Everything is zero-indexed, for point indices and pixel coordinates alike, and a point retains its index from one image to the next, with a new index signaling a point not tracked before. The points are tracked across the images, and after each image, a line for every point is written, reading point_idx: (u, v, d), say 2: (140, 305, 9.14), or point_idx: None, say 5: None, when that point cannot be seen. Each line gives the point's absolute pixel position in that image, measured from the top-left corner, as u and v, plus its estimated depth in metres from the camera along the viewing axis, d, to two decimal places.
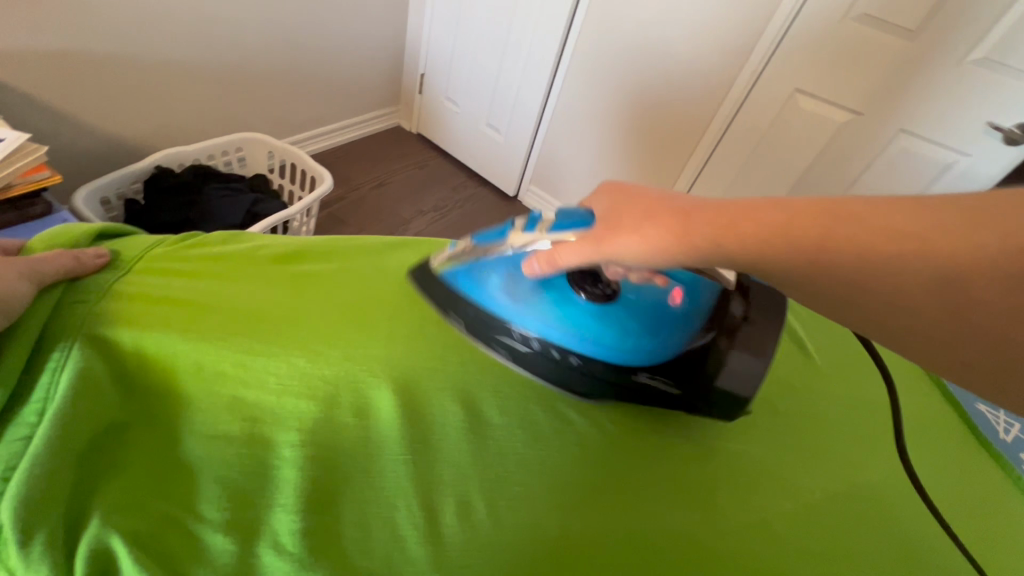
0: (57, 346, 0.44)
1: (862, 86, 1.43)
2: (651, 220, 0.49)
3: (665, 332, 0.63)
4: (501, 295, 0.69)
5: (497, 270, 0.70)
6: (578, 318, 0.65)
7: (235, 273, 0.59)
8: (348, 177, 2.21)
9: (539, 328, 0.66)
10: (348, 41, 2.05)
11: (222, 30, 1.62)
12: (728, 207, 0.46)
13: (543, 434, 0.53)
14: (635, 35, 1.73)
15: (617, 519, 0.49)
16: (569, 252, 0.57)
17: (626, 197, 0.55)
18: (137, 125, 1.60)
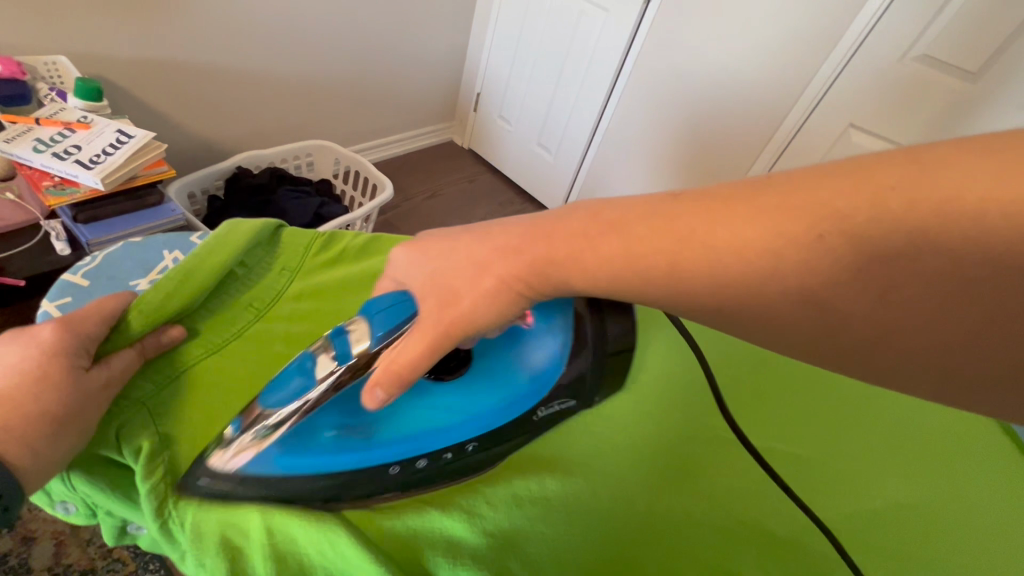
0: (210, 336, 0.58)
1: (917, 125, 1.46)
2: (485, 272, 0.46)
3: (532, 347, 0.60)
4: (344, 441, 0.53)
5: (325, 421, 0.54)
6: (451, 399, 0.59)
7: (352, 290, 0.69)
8: (403, 186, 2.33)
9: (409, 452, 0.54)
10: (411, 59, 2.18)
11: (303, 46, 1.76)
12: (601, 235, 0.42)
13: (621, 428, 0.60)
14: (691, 64, 1.80)
15: (691, 501, 0.55)
16: (414, 360, 0.47)
17: (441, 260, 0.49)
18: (223, 127, 1.74)
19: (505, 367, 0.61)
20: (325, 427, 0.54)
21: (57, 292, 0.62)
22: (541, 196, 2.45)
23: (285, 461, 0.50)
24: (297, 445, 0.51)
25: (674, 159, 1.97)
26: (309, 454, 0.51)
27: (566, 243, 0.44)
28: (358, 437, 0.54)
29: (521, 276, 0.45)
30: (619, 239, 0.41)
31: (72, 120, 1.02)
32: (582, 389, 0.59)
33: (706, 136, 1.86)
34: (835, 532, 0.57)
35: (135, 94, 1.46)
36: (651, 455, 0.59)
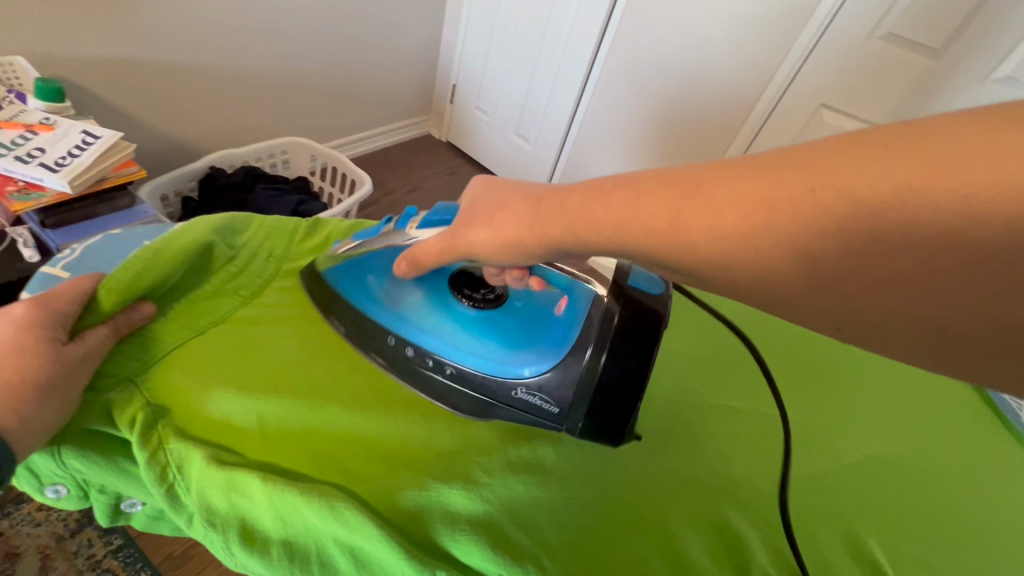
0: (191, 319, 0.58)
1: (887, 103, 1.50)
2: (503, 210, 0.46)
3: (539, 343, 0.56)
4: (381, 303, 0.64)
5: (376, 274, 0.65)
6: (461, 325, 0.60)
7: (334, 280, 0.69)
8: (382, 182, 2.31)
9: (417, 334, 0.61)
10: (384, 53, 2.15)
11: (273, 41, 1.73)
12: (593, 201, 0.40)
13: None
14: (663, 50, 1.81)
15: (682, 466, 0.57)
16: (431, 248, 0.55)
17: (484, 192, 0.52)
18: (194, 126, 1.69)
19: (509, 341, 0.57)
20: (371, 271, 0.65)
21: (36, 286, 0.60)
22: None
23: (341, 280, 0.65)
24: (355, 276, 0.65)
25: (651, 146, 1.99)
26: (352, 286, 0.64)
27: (574, 203, 0.41)
28: (390, 293, 0.64)
29: (529, 221, 0.44)
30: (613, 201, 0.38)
31: (33, 122, 0.99)
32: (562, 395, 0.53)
33: (682, 124, 1.88)
34: (818, 485, 0.60)
35: (100, 95, 1.42)
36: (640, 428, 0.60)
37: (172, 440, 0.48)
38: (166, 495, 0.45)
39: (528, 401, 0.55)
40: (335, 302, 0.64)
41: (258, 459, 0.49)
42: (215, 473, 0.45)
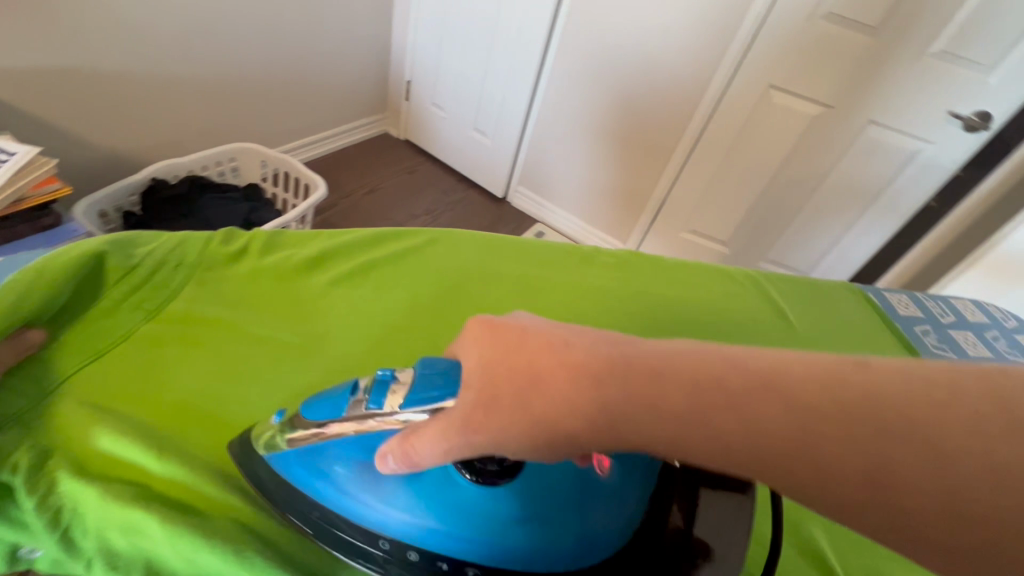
0: (90, 345, 0.52)
1: (831, 81, 1.55)
2: (535, 392, 0.35)
3: (591, 521, 0.42)
4: (354, 494, 0.43)
5: (340, 461, 0.43)
6: (475, 520, 0.42)
7: (259, 286, 0.62)
8: (340, 184, 2.25)
9: (416, 535, 0.43)
10: (332, 51, 2.10)
11: (212, 44, 1.67)
12: (656, 396, 0.32)
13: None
14: (614, 37, 1.82)
15: None
16: (433, 451, 0.37)
17: (507, 361, 0.36)
18: (132, 136, 1.61)
19: (544, 533, 0.42)
20: (337, 457, 0.44)
21: None
22: (483, 181, 2.44)
23: (296, 474, 0.45)
24: (309, 462, 0.44)
25: (610, 133, 2.00)
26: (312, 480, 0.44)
27: (642, 415, 0.32)
28: (365, 490, 0.43)
29: (577, 415, 0.33)
30: (675, 411, 0.31)
31: None
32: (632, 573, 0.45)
33: (636, 109, 1.90)
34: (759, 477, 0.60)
35: (25, 108, 1.33)
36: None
37: (64, 479, 0.42)
38: (60, 542, 0.40)
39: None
40: (286, 489, 0.46)
41: (170, 493, 0.44)
42: (112, 514, 0.41)
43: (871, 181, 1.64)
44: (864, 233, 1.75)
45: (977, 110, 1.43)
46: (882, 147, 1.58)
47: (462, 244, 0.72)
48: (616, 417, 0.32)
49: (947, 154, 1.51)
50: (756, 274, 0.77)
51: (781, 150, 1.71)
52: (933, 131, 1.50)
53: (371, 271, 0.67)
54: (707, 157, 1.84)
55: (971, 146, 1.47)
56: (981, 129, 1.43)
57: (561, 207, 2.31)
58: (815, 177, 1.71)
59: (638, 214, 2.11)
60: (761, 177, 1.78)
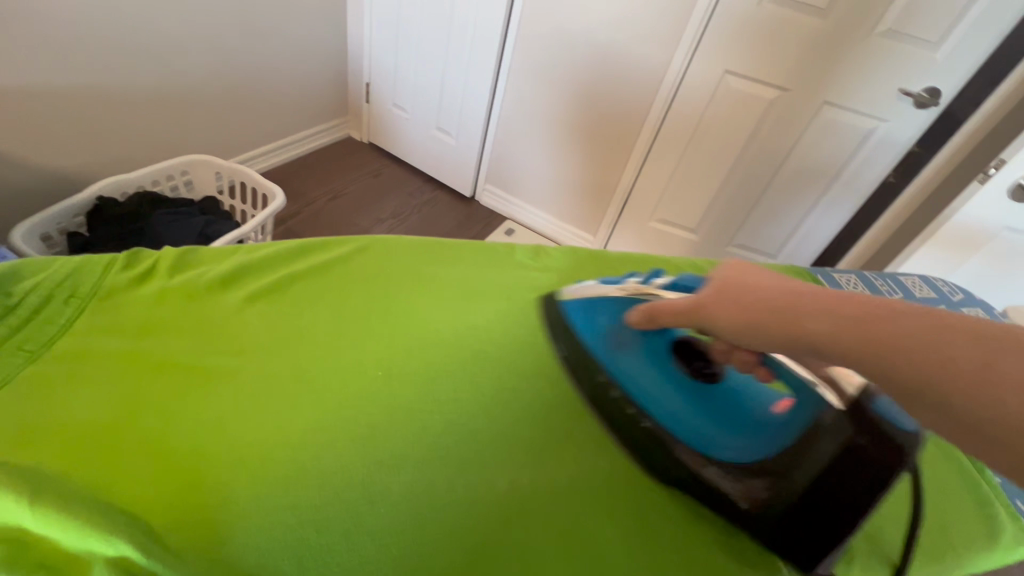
0: None
1: (784, 65, 1.56)
2: (746, 291, 0.43)
3: (751, 433, 0.49)
4: (609, 341, 0.58)
5: (611, 314, 0.60)
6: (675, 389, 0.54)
7: (170, 311, 0.54)
8: (303, 191, 2.20)
9: (630, 381, 0.55)
10: (285, 55, 2.04)
11: (155, 54, 1.61)
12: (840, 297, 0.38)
13: (495, 387, 0.55)
14: (569, 30, 1.81)
15: (573, 463, 0.51)
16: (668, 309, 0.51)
17: (748, 271, 0.46)
18: (77, 153, 1.55)
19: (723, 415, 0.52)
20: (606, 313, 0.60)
21: None
22: (450, 181, 2.41)
23: (576, 317, 0.61)
24: (588, 311, 0.61)
25: (573, 125, 1.99)
26: (586, 322, 0.60)
27: (817, 311, 0.38)
28: (617, 339, 0.58)
29: (769, 305, 0.41)
30: (844, 310, 0.37)
31: None
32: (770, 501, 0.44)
33: (597, 101, 1.89)
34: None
35: None
36: (524, 418, 0.54)
37: None
38: None
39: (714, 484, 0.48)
40: (245, 511, 0.40)
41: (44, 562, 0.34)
42: None
43: (830, 161, 1.66)
44: (826, 214, 1.77)
45: (926, 87, 1.45)
46: (838, 128, 1.60)
47: (392, 250, 0.68)
48: (794, 312, 0.39)
49: (901, 131, 1.54)
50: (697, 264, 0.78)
51: (742, 136, 1.72)
52: (886, 110, 1.52)
53: (301, 280, 0.61)
54: (669, 147, 1.85)
55: (923, 122, 1.50)
56: (931, 106, 1.46)
57: (529, 203, 2.29)
58: (775, 161, 1.73)
59: (606, 206, 2.10)
60: (722, 162, 1.80)
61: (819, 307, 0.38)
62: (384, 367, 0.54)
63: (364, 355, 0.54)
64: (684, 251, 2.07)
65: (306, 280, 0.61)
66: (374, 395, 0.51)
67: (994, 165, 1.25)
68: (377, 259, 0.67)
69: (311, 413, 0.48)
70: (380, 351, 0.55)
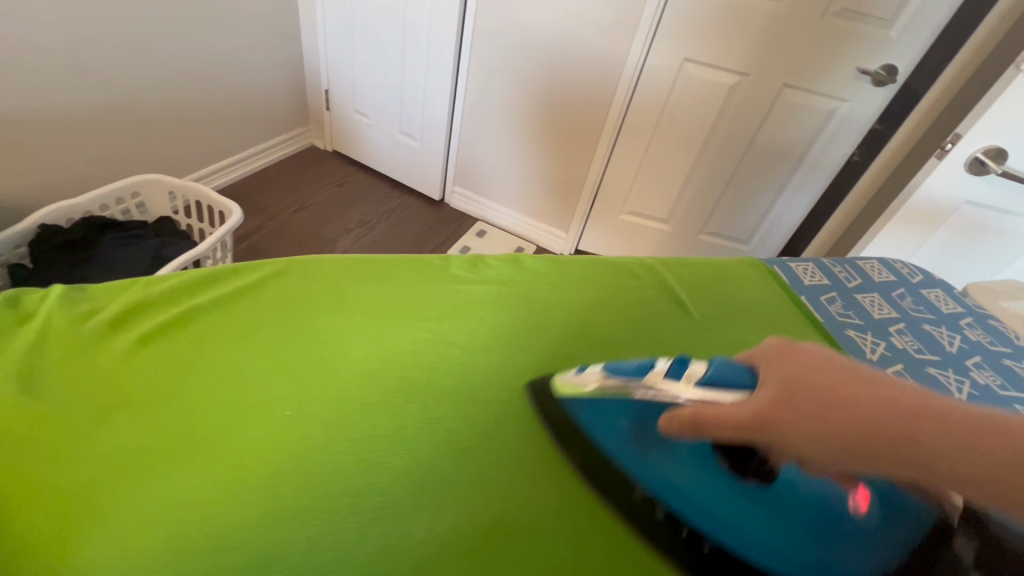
0: None
1: (740, 50, 1.55)
2: (840, 405, 0.35)
3: (833, 547, 0.45)
4: (637, 444, 0.49)
5: (626, 413, 0.49)
6: (728, 500, 0.47)
7: (45, 359, 0.49)
8: (265, 205, 2.13)
9: (675, 495, 0.48)
10: (238, 66, 1.98)
11: (97, 73, 1.53)
12: (957, 422, 0.32)
13: (426, 418, 0.52)
14: (526, 27, 1.78)
15: (501, 495, 0.48)
16: (727, 424, 0.39)
17: (813, 371, 0.38)
18: (15, 180, 1.47)
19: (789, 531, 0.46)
20: (619, 413, 0.49)
21: None
22: (417, 185, 2.35)
23: (587, 419, 0.51)
24: (602, 413, 0.50)
25: (536, 122, 1.96)
26: (601, 426, 0.50)
27: (941, 446, 0.32)
28: (645, 444, 0.49)
29: (877, 433, 0.33)
30: (975, 443, 0.32)
31: None
32: None
33: (557, 97, 1.87)
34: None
35: None
36: (461, 448, 0.50)
37: None
38: None
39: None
40: None
41: None
42: None
43: (795, 144, 1.66)
44: (794, 196, 1.77)
45: (884, 64, 1.45)
46: (800, 110, 1.59)
47: (315, 273, 0.65)
48: (918, 463, 0.32)
49: (861, 110, 1.54)
50: (650, 262, 0.77)
51: (704, 123, 1.71)
52: (846, 90, 1.52)
53: (203, 315, 0.57)
54: (634, 139, 1.83)
55: (882, 100, 1.51)
56: (889, 83, 1.46)
57: (499, 203, 2.26)
58: (740, 146, 1.72)
59: (575, 201, 2.08)
60: (690, 149, 1.78)
61: (958, 465, 0.31)
62: (294, 406, 0.50)
63: (270, 395, 0.51)
64: (657, 242, 2.06)
65: (210, 315, 0.57)
66: (281, 442, 0.47)
67: (951, 140, 1.25)
68: (293, 284, 0.62)
69: (200, 469, 0.44)
70: (289, 388, 0.51)
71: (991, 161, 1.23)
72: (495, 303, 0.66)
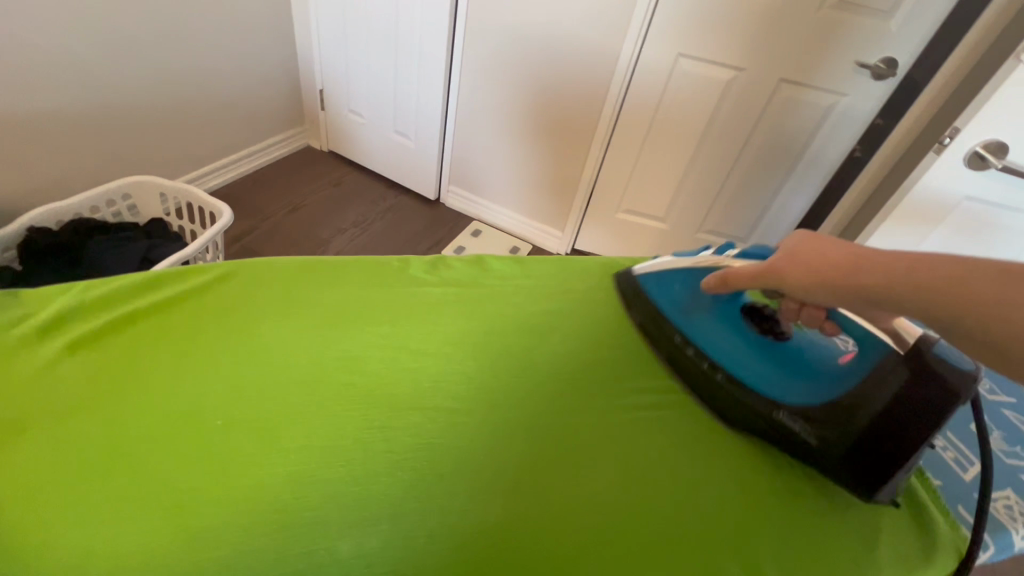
0: None
1: (735, 45, 1.51)
2: (814, 255, 0.48)
3: (819, 379, 0.55)
4: (686, 306, 0.64)
5: (684, 282, 0.66)
6: (750, 345, 0.60)
7: None
8: (259, 206, 2.11)
9: (706, 341, 0.62)
10: (232, 67, 1.97)
11: (87, 75, 1.52)
12: (895, 259, 0.42)
13: (381, 428, 0.50)
14: (518, 24, 1.75)
15: (452, 509, 0.46)
16: (745, 274, 0.55)
17: (812, 237, 0.50)
18: (4, 182, 1.46)
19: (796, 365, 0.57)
20: (679, 284, 0.66)
21: None
22: (413, 185, 2.34)
23: (653, 290, 0.68)
24: (668, 285, 0.66)
25: (530, 121, 1.94)
26: (663, 293, 0.67)
27: (873, 273, 0.43)
28: (692, 305, 0.64)
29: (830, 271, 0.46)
30: (902, 270, 0.41)
31: None
32: (832, 438, 0.51)
33: (552, 94, 1.84)
34: (632, 473, 0.51)
35: None
36: (414, 459, 0.48)
37: None
38: None
39: (787, 425, 0.54)
40: None
41: None
42: None
43: (793, 140, 1.63)
44: (794, 192, 1.73)
45: (884, 57, 1.41)
46: (798, 106, 1.56)
47: (267, 277, 0.63)
48: (863, 284, 0.43)
49: (861, 104, 1.51)
50: (623, 264, 0.75)
51: (700, 120, 1.68)
52: (845, 84, 1.48)
53: (142, 321, 0.56)
54: (630, 137, 1.80)
55: (882, 94, 1.47)
56: (889, 76, 1.42)
57: (494, 202, 2.23)
58: (738, 143, 1.69)
59: (571, 200, 2.05)
60: (687, 147, 1.75)
61: (892, 281, 0.41)
62: (226, 416, 0.48)
63: (203, 404, 0.49)
64: (654, 241, 2.03)
65: (152, 321, 0.56)
66: (209, 453, 0.46)
67: (950, 134, 1.22)
68: (242, 288, 0.61)
69: (115, 484, 0.43)
70: (225, 396, 0.50)
71: (991, 155, 1.19)
72: (465, 307, 0.64)
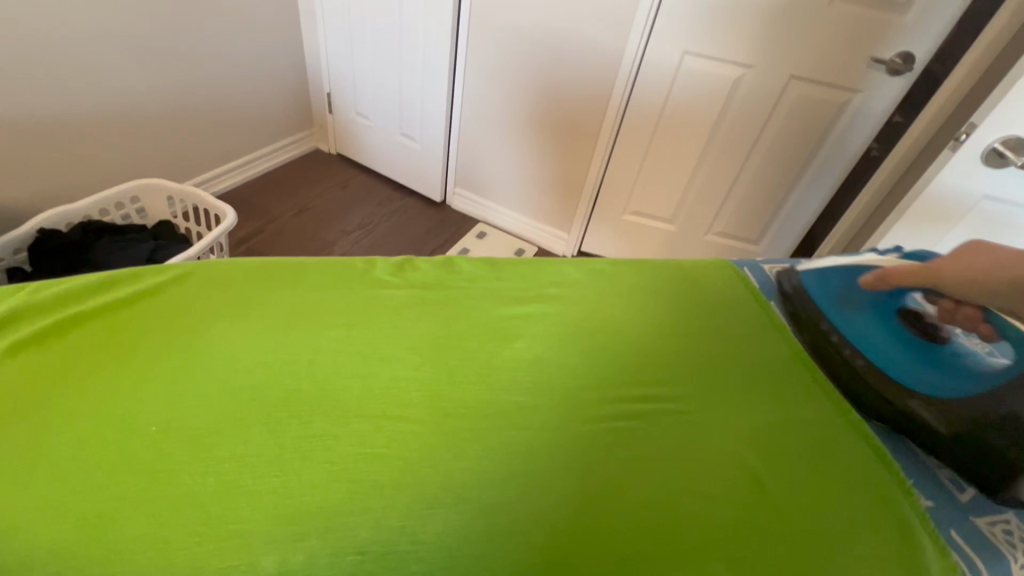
0: None
1: (742, 41, 1.47)
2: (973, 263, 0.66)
3: (962, 373, 0.65)
4: (839, 301, 0.77)
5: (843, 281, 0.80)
6: (898, 337, 0.71)
7: None
8: (267, 208, 2.13)
9: (852, 331, 0.74)
10: (241, 71, 1.99)
11: (96, 80, 1.54)
12: None
13: (344, 443, 0.50)
14: (521, 25, 1.74)
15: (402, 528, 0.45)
16: (908, 273, 0.71)
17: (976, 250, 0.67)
18: (15, 185, 1.49)
19: (935, 361, 0.68)
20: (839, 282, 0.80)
21: None
22: (419, 187, 2.33)
23: (810, 284, 0.82)
24: (825, 283, 0.80)
25: (535, 122, 1.92)
26: (819, 287, 0.80)
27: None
28: (845, 300, 0.77)
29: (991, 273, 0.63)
30: None
31: None
32: (962, 427, 0.61)
33: (556, 94, 1.82)
34: (580, 475, 0.51)
35: None
36: (373, 474, 0.48)
37: None
38: None
39: (916, 410, 0.65)
40: None
41: None
42: None
43: (804, 139, 1.57)
44: (808, 190, 1.67)
45: (900, 52, 1.36)
46: (808, 104, 1.51)
47: (226, 280, 0.65)
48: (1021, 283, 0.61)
49: (875, 101, 1.45)
50: (599, 271, 0.76)
51: (707, 118, 1.64)
52: (859, 81, 1.43)
53: (96, 323, 0.57)
54: (635, 136, 1.77)
55: (898, 91, 1.41)
56: (906, 71, 1.36)
57: (499, 203, 2.21)
58: (747, 142, 1.64)
59: (577, 201, 2.01)
60: (694, 146, 1.71)
61: None
62: (161, 422, 0.49)
63: (143, 406, 0.50)
64: (662, 243, 1.99)
65: (105, 323, 0.57)
66: (145, 457, 0.46)
67: (966, 130, 1.16)
68: (198, 292, 0.63)
69: (44, 492, 0.43)
70: (168, 399, 0.51)
71: (1011, 152, 1.13)
72: (443, 319, 0.64)
